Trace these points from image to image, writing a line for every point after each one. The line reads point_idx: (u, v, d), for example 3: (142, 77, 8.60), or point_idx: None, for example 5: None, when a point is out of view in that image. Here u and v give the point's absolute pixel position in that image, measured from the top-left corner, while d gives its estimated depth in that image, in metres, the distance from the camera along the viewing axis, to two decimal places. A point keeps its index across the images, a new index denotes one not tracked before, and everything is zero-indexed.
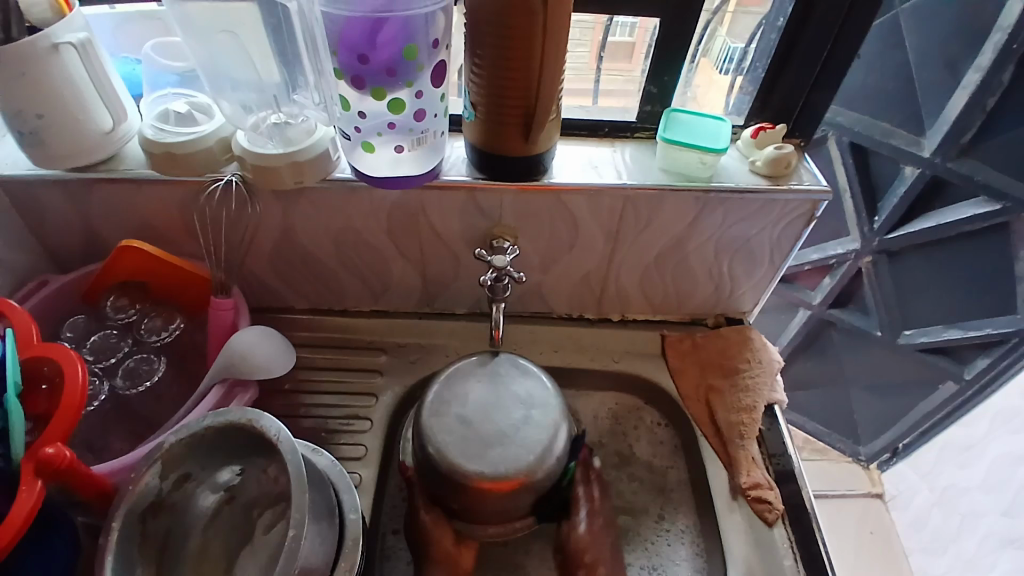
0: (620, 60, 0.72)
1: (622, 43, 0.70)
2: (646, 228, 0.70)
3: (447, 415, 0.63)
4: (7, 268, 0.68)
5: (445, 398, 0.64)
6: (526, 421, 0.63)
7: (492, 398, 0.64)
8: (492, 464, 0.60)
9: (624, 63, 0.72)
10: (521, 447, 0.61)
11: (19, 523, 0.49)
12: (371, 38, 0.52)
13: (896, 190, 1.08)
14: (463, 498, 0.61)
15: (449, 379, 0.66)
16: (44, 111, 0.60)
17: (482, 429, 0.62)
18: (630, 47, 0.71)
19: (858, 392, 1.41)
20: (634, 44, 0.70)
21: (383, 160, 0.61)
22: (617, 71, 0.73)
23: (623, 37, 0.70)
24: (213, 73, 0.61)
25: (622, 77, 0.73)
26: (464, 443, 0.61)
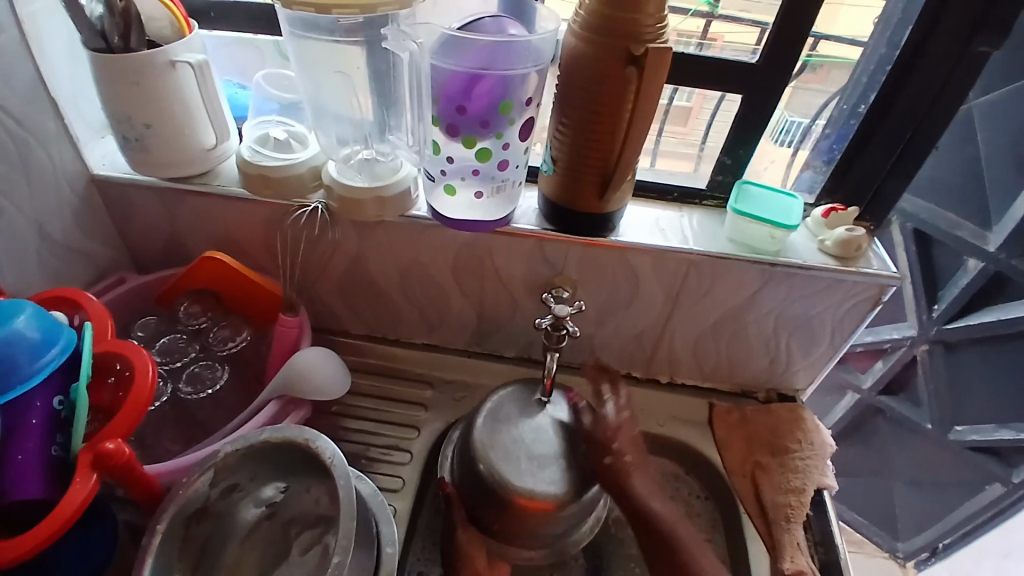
0: (675, 122, 0.74)
1: (682, 108, 0.73)
2: (707, 296, 0.70)
3: (500, 439, 0.63)
4: (91, 260, 0.73)
5: (499, 420, 0.65)
6: (578, 449, 0.63)
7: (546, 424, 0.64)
8: (541, 481, 0.61)
9: (679, 127, 0.75)
10: (576, 474, 0.61)
11: (68, 514, 0.50)
12: (468, 90, 0.55)
13: (958, 281, 1.05)
14: (504, 516, 0.62)
15: (502, 401, 0.66)
16: (152, 121, 0.65)
17: (535, 454, 0.62)
18: (688, 112, 0.73)
19: (901, 486, 1.34)
20: (692, 109, 0.73)
21: (462, 203, 0.64)
22: (674, 134, 0.75)
23: (681, 101, 0.72)
24: (316, 106, 0.66)
25: (677, 139, 0.75)
26: (519, 463, 0.62)
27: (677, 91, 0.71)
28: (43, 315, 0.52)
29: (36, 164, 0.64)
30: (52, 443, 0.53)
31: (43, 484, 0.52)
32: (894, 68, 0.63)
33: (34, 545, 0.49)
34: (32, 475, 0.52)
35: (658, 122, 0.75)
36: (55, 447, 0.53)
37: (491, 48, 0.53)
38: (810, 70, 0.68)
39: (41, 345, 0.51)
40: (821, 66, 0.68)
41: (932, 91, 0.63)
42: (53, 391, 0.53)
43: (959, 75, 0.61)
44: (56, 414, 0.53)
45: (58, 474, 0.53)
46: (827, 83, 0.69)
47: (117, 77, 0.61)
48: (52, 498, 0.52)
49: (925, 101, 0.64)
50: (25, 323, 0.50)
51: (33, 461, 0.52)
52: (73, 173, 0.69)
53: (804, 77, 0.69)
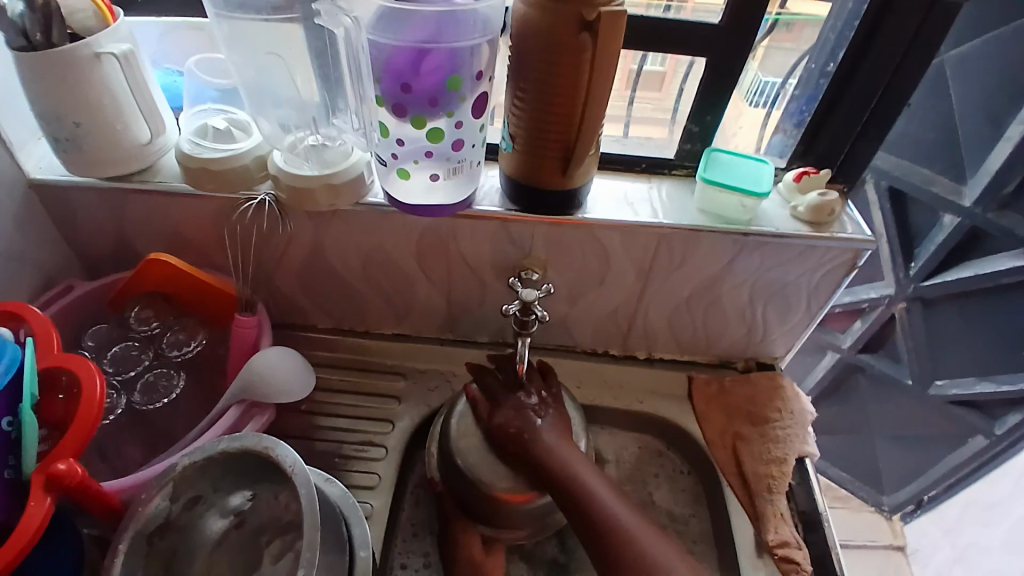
0: (649, 88, 0.71)
1: (654, 73, 0.69)
2: (680, 269, 0.68)
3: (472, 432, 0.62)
4: (35, 269, 0.69)
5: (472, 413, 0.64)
6: None
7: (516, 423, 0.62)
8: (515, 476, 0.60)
9: (653, 92, 0.71)
10: None
11: (23, 541, 0.47)
12: (414, 66, 0.51)
13: (934, 238, 1.05)
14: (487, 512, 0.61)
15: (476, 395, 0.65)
16: (81, 120, 0.60)
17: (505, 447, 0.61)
18: (661, 77, 0.69)
19: (884, 442, 1.36)
20: (666, 73, 0.69)
21: (418, 187, 0.60)
22: (647, 100, 0.71)
23: (654, 66, 0.68)
24: (255, 92, 0.61)
25: (652, 106, 0.72)
26: (496, 460, 0.61)
27: (648, 55, 0.67)
28: None
29: None
30: (4, 467, 0.49)
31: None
32: (862, 23, 0.61)
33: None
34: None
35: (631, 89, 0.71)
36: (8, 470, 0.50)
37: (437, 19, 0.50)
38: (783, 28, 0.65)
39: None
40: (794, 23, 0.65)
41: (900, 50, 0.61)
42: (1, 412, 0.49)
43: (927, 30, 0.59)
44: (5, 435, 0.49)
45: (10, 498, 0.50)
46: (801, 42, 0.66)
47: (40, 72, 0.56)
48: (7, 522, 0.50)
49: (894, 57, 0.61)
50: None
51: None
52: (10, 179, 0.64)
53: (778, 35, 0.65)
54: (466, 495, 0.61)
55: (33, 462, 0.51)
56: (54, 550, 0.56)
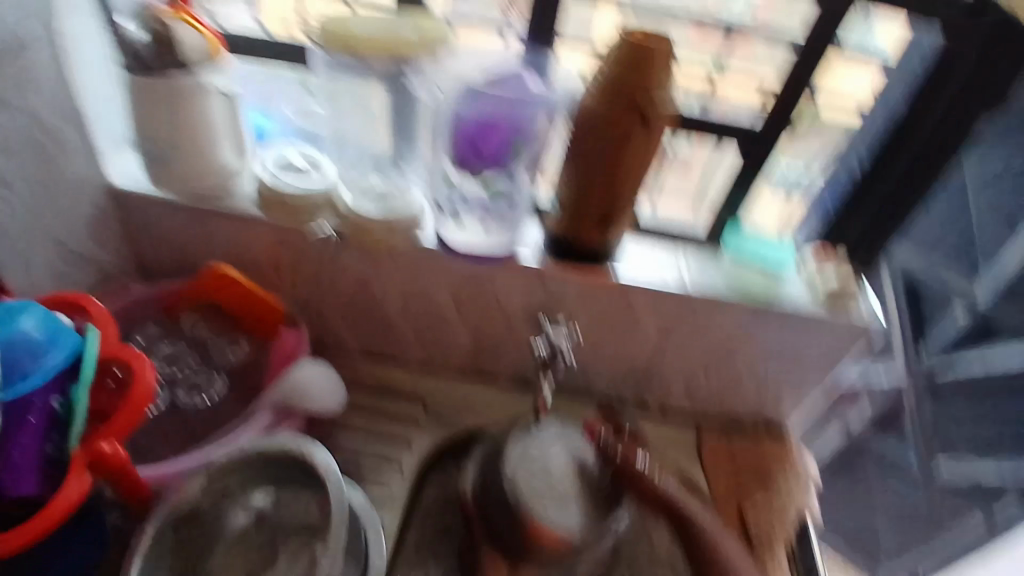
0: (675, 174, 0.81)
1: (682, 160, 0.80)
2: (700, 331, 0.72)
3: (532, 466, 0.60)
4: (100, 266, 0.75)
5: (529, 451, 0.61)
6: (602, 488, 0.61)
7: (552, 451, 0.61)
8: (569, 524, 0.58)
9: (679, 175, 0.81)
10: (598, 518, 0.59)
11: (59, 510, 0.52)
12: (484, 133, 0.63)
13: (946, 327, 1.09)
14: (518, 547, 0.59)
15: (532, 435, 0.62)
16: (177, 145, 0.67)
17: (562, 491, 0.59)
18: (687, 164, 0.80)
19: (888, 524, 1.35)
20: (693, 161, 0.80)
21: (469, 233, 0.68)
22: (673, 179, 0.81)
23: (681, 154, 0.80)
24: (338, 136, 0.70)
25: (675, 186, 0.82)
26: (550, 503, 0.58)
27: (681, 145, 0.78)
28: (50, 318, 0.55)
29: (57, 174, 0.66)
30: (47, 442, 0.54)
31: (34, 481, 0.53)
32: None
33: (25, 540, 0.50)
34: (28, 472, 0.52)
35: (659, 169, 0.80)
36: (50, 446, 0.54)
37: (506, 105, 0.62)
38: (811, 122, 0.77)
39: (43, 346, 0.53)
40: (819, 121, 0.77)
41: None
42: (52, 392, 0.54)
43: None
44: (54, 413, 0.54)
45: (49, 472, 0.54)
46: (824, 137, 0.79)
47: (152, 101, 0.64)
48: (42, 495, 0.53)
49: None
50: (32, 325, 0.53)
51: (30, 458, 0.53)
52: (92, 184, 0.71)
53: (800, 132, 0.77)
54: (501, 534, 0.60)
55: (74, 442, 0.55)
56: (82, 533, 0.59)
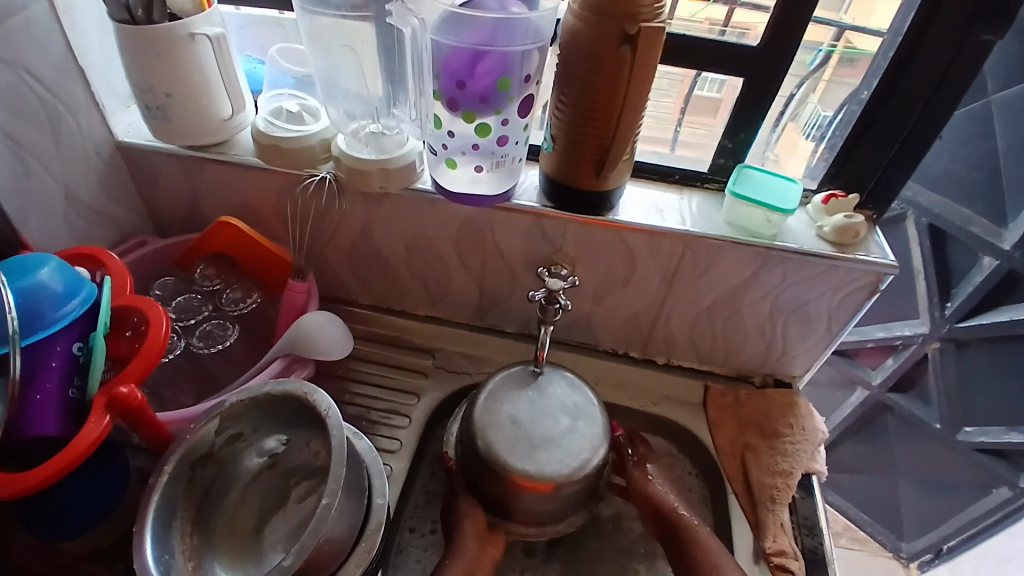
0: (702, 114, 0.75)
1: (710, 99, 0.73)
2: (703, 277, 0.71)
3: (500, 413, 0.66)
4: (115, 223, 0.77)
5: (499, 398, 0.67)
6: (571, 429, 0.65)
7: (541, 404, 0.67)
8: (536, 462, 0.62)
9: (707, 118, 0.75)
10: (565, 455, 0.63)
11: (80, 449, 0.52)
12: (471, 67, 0.57)
13: (971, 279, 1.04)
14: (515, 495, 0.63)
15: (502, 382, 0.68)
16: (173, 91, 0.68)
17: (528, 431, 0.64)
18: (717, 103, 0.73)
19: (908, 486, 1.33)
20: (721, 101, 0.73)
21: (463, 177, 0.66)
22: (698, 124, 0.76)
23: (710, 92, 0.73)
24: (329, 81, 0.68)
25: (702, 130, 0.76)
26: (513, 445, 0.63)
27: (707, 82, 0.72)
28: (66, 268, 0.57)
29: (65, 130, 0.68)
30: (69, 385, 0.55)
31: (59, 422, 0.54)
32: (897, 53, 0.63)
33: (46, 477, 0.50)
34: (51, 413, 0.54)
35: (681, 113, 0.75)
36: (73, 389, 0.55)
37: (489, 29, 0.55)
38: (846, 63, 0.69)
39: (63, 295, 0.55)
40: (858, 59, 0.68)
41: (931, 85, 0.63)
42: (73, 337, 0.56)
43: (959, 67, 0.61)
44: (75, 358, 0.56)
45: (71, 414, 0.55)
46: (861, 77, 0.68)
47: (143, 47, 0.64)
48: (66, 435, 0.54)
49: (929, 87, 0.63)
50: (49, 274, 0.55)
51: (52, 399, 0.54)
52: (100, 139, 0.73)
53: (839, 70, 0.69)
54: (487, 481, 0.64)
55: (96, 386, 0.56)
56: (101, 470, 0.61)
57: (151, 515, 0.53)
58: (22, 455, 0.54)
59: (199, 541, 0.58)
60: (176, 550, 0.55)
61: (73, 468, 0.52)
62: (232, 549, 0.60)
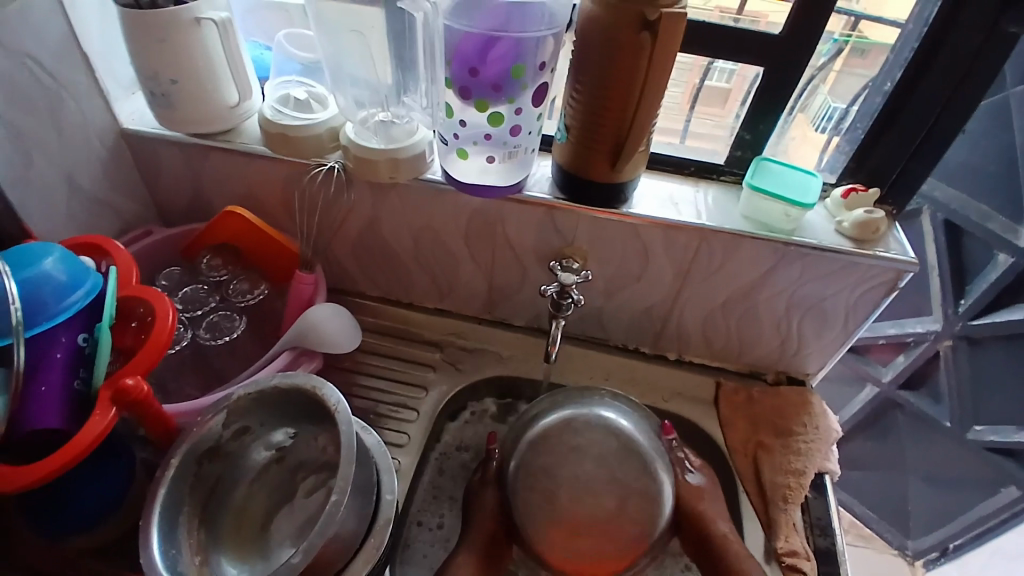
0: (712, 104, 0.73)
1: (718, 89, 0.72)
2: (718, 272, 0.69)
3: (533, 488, 0.64)
4: (120, 212, 0.76)
5: (532, 470, 0.65)
6: (620, 513, 0.63)
7: (580, 482, 0.64)
8: (579, 549, 0.62)
9: (716, 108, 0.73)
10: (609, 547, 0.62)
11: (85, 443, 0.51)
12: (483, 53, 0.55)
13: (987, 275, 1.02)
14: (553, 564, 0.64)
15: (537, 445, 0.66)
16: (178, 77, 0.66)
17: (563, 511, 0.63)
18: (726, 93, 0.72)
19: (917, 484, 1.31)
20: (730, 90, 0.72)
21: (474, 167, 0.64)
22: (708, 115, 0.74)
23: (719, 82, 0.71)
24: (336, 67, 0.67)
25: (711, 122, 0.74)
26: (556, 530, 0.62)
27: (715, 72, 0.70)
28: (70, 259, 0.55)
29: (68, 117, 0.66)
30: (74, 378, 0.54)
31: (62, 415, 0.53)
32: (922, 45, 0.62)
33: (50, 470, 0.49)
34: (54, 406, 0.53)
35: (691, 104, 0.74)
36: (77, 381, 0.55)
37: (502, 13, 0.54)
38: (857, 54, 0.67)
39: (66, 286, 0.54)
40: (869, 50, 0.67)
41: (957, 74, 0.61)
42: (77, 329, 0.55)
43: (986, 58, 0.59)
44: (79, 349, 0.55)
45: (74, 407, 0.54)
46: (874, 69, 0.67)
47: (147, 32, 0.63)
48: (70, 429, 0.54)
49: (954, 76, 0.61)
50: (53, 265, 0.54)
51: (56, 393, 0.53)
52: (104, 127, 0.71)
53: (850, 60, 0.68)
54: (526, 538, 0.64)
55: (100, 379, 0.55)
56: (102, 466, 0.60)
57: (157, 510, 0.52)
58: (22, 447, 0.53)
59: (206, 536, 0.57)
60: (182, 546, 0.54)
61: (75, 463, 0.51)
62: (239, 544, 0.59)
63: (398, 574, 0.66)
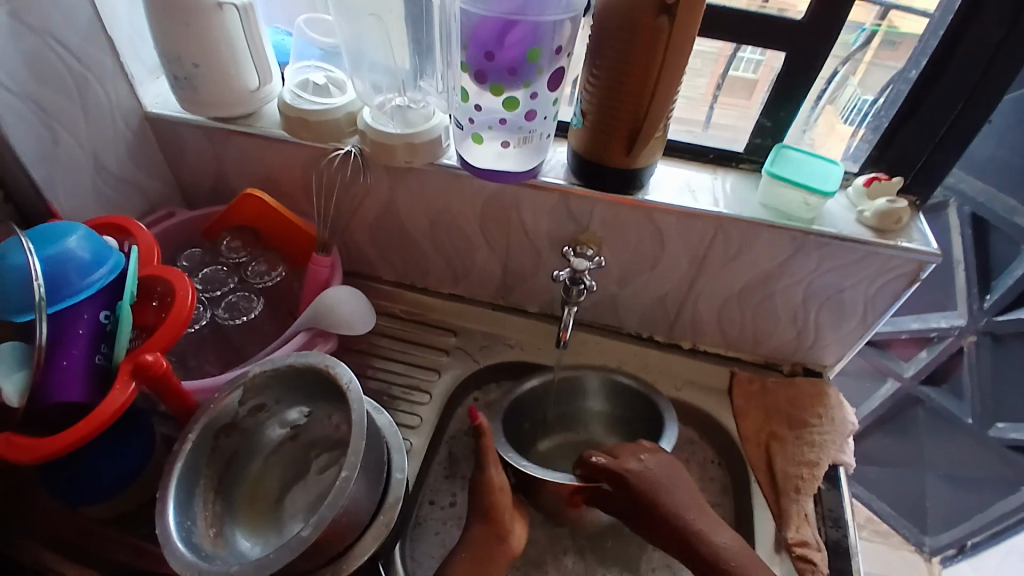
0: (737, 95, 0.72)
1: (744, 79, 0.70)
2: (735, 259, 0.68)
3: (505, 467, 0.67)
4: (143, 192, 0.78)
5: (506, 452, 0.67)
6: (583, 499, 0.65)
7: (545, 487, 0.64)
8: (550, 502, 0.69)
9: (741, 100, 0.72)
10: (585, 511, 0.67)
11: (107, 414, 0.53)
12: (500, 38, 0.55)
13: (1013, 271, 0.99)
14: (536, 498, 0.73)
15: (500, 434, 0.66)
16: (199, 61, 0.67)
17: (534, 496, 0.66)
18: (752, 84, 0.70)
19: (935, 481, 1.29)
20: (756, 82, 0.70)
21: (490, 153, 0.64)
22: (731, 106, 0.73)
23: (745, 73, 0.70)
24: (355, 53, 0.67)
25: (736, 113, 0.73)
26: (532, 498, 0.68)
27: (743, 61, 0.69)
28: (93, 237, 0.57)
29: (93, 98, 0.68)
30: (96, 352, 0.56)
31: (84, 389, 0.55)
32: (948, 32, 0.60)
33: (76, 440, 0.51)
34: (76, 380, 0.55)
35: (715, 94, 0.72)
36: (99, 356, 0.57)
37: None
38: (888, 45, 0.65)
39: (89, 264, 0.56)
40: (900, 42, 0.64)
41: (986, 61, 0.59)
42: (99, 306, 0.57)
43: (1016, 46, 0.58)
44: (101, 326, 0.57)
45: (97, 382, 0.56)
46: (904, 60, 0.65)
47: (171, 16, 0.64)
48: (91, 402, 0.55)
49: (983, 66, 0.60)
50: (77, 243, 0.56)
51: (78, 367, 0.55)
52: (128, 109, 0.73)
53: (881, 53, 0.66)
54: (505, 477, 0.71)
55: (121, 354, 0.57)
56: (125, 437, 0.62)
57: (174, 481, 0.54)
58: (43, 421, 0.55)
59: (221, 509, 0.59)
60: (198, 516, 0.56)
61: (96, 435, 0.53)
62: (254, 517, 0.61)
63: (407, 551, 0.67)
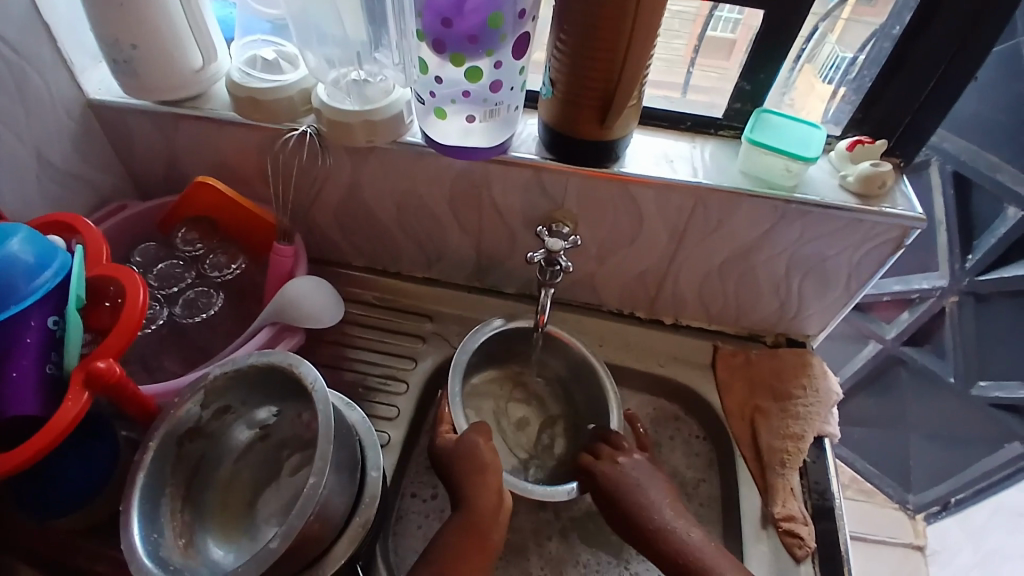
0: (715, 56, 0.68)
1: (722, 40, 0.67)
2: (716, 232, 0.66)
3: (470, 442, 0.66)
4: (92, 187, 0.73)
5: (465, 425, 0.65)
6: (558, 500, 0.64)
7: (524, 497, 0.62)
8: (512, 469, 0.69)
9: (721, 61, 0.68)
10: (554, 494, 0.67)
11: (60, 427, 0.49)
12: (458, 4, 0.51)
13: (996, 230, 0.98)
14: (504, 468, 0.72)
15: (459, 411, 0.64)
16: (138, 43, 0.62)
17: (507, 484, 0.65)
18: (731, 44, 0.66)
19: (918, 440, 1.31)
20: (736, 41, 0.66)
21: (454, 128, 0.60)
22: (711, 68, 0.69)
23: (724, 32, 0.66)
24: (303, 24, 0.62)
25: (716, 74, 0.69)
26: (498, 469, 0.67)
27: (719, 20, 0.65)
28: (37, 237, 0.52)
29: (31, 90, 0.62)
30: (47, 361, 0.52)
31: (37, 401, 0.52)
32: None
33: (26, 458, 0.48)
34: (28, 392, 0.51)
35: (692, 57, 0.69)
36: (50, 365, 0.53)
37: None
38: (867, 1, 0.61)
39: (35, 267, 0.51)
40: None
41: (971, 14, 0.57)
42: (48, 311, 0.52)
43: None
44: (51, 333, 0.52)
45: (50, 391, 0.53)
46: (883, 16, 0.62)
47: None
48: (45, 414, 0.52)
49: (969, 19, 0.57)
50: (20, 246, 0.50)
51: (29, 378, 0.51)
52: (69, 99, 0.67)
53: (859, 8, 0.62)
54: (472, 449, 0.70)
55: (74, 360, 0.53)
56: (89, 447, 0.58)
57: (137, 492, 0.51)
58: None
59: (191, 518, 0.56)
60: (166, 527, 0.53)
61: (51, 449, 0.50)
62: (226, 522, 0.59)
63: (387, 547, 0.65)
